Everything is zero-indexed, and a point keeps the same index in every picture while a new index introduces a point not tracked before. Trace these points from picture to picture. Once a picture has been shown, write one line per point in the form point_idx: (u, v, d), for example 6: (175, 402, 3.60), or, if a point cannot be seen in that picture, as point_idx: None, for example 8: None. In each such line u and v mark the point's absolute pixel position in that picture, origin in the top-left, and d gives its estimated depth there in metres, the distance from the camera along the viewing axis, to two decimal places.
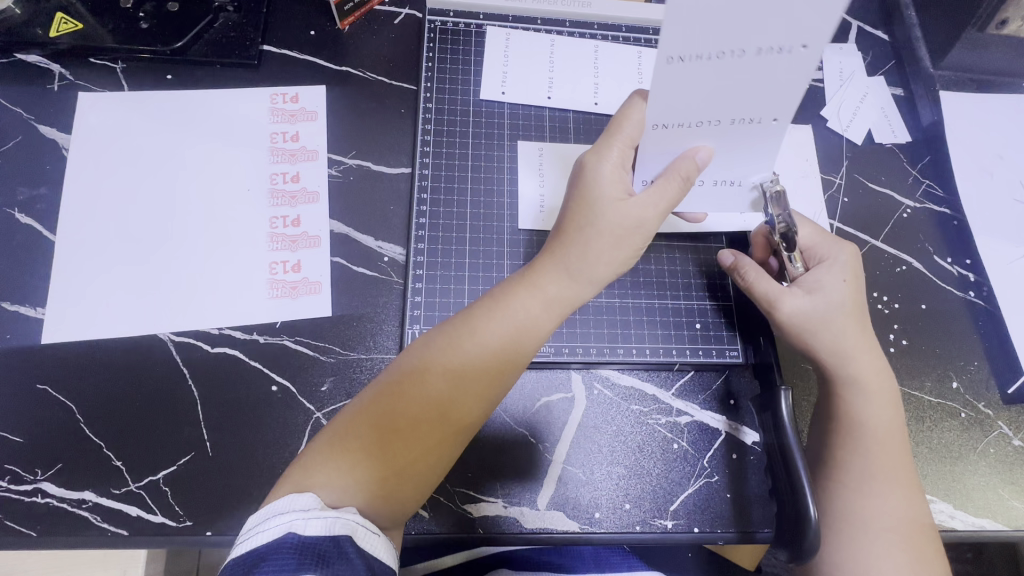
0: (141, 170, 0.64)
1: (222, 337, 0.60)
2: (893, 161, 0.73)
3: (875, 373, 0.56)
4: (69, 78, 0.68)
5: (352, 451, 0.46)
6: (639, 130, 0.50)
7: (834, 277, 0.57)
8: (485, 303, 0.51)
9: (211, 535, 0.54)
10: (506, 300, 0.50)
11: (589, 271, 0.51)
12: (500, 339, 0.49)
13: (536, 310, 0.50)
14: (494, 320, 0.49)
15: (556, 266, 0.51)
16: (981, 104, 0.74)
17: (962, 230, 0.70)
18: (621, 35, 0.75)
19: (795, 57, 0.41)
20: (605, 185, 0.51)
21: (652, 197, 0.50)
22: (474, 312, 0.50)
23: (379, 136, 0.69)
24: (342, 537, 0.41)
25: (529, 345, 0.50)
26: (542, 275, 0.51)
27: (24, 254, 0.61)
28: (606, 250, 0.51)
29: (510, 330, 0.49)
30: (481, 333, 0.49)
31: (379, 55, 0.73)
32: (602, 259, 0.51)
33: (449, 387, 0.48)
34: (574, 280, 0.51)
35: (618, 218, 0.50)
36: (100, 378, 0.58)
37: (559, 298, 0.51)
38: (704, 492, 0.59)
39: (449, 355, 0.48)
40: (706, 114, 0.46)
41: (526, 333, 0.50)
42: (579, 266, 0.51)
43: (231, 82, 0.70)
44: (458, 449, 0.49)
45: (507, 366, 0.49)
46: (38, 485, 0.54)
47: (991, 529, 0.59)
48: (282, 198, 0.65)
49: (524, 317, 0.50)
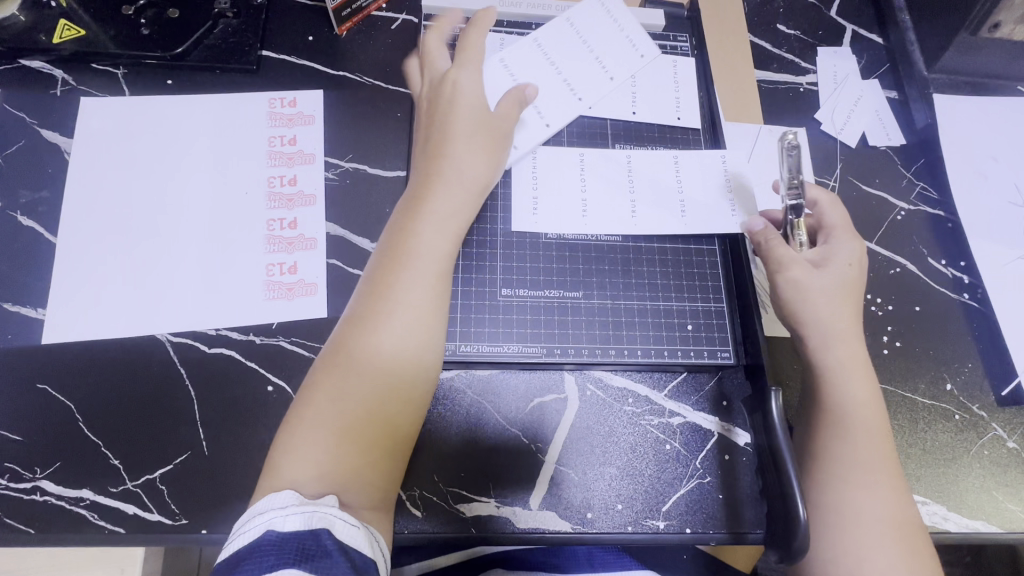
0: (141, 173, 0.65)
1: (219, 337, 0.61)
2: (888, 164, 0.74)
3: (856, 359, 0.57)
4: (71, 83, 0.70)
5: (322, 435, 0.47)
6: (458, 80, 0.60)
7: (841, 254, 0.60)
8: (388, 251, 0.54)
9: (206, 533, 0.54)
10: (408, 242, 0.54)
11: (463, 180, 0.57)
12: (416, 281, 0.52)
13: (439, 238, 0.54)
14: (409, 262, 0.53)
15: (438, 190, 0.56)
16: (976, 106, 0.74)
17: (956, 232, 0.70)
18: None
19: None
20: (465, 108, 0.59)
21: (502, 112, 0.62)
22: (387, 260, 0.53)
23: (375, 139, 0.70)
24: (321, 531, 0.41)
25: (444, 271, 0.54)
26: (434, 201, 0.55)
27: (26, 256, 0.62)
28: (465, 154, 0.57)
29: (421, 258, 0.53)
30: (397, 280, 0.52)
31: (376, 60, 0.74)
32: (481, 166, 0.58)
33: (379, 338, 0.50)
34: (466, 192, 0.57)
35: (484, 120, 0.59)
36: (98, 377, 0.59)
37: (452, 216, 0.56)
38: (696, 493, 0.59)
39: (375, 312, 0.51)
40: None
41: (439, 266, 0.54)
42: (454, 177, 0.57)
43: (230, 87, 0.71)
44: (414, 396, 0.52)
45: (431, 303, 0.52)
46: (37, 483, 0.55)
47: (985, 531, 0.59)
48: (279, 201, 0.66)
49: (429, 246, 0.54)
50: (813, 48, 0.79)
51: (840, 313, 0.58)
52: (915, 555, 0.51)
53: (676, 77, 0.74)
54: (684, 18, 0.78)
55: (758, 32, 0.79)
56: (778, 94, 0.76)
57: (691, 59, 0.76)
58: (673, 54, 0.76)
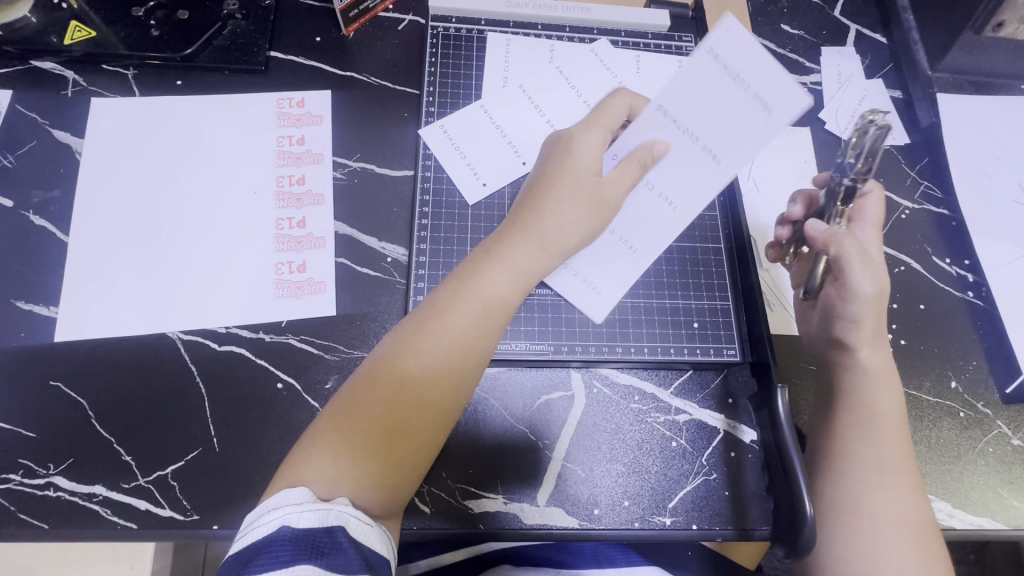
0: (152, 173, 0.66)
1: (229, 335, 0.61)
2: (892, 162, 0.74)
3: (882, 368, 0.57)
4: (82, 84, 0.70)
5: (333, 441, 0.47)
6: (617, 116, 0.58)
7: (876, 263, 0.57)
8: (452, 286, 0.52)
9: (217, 529, 0.55)
10: (473, 279, 0.52)
11: (548, 238, 0.54)
12: (472, 319, 0.50)
13: (504, 283, 0.52)
14: (465, 299, 0.51)
15: (521, 238, 0.54)
16: (979, 106, 0.74)
17: (960, 231, 0.71)
18: (621, 39, 0.77)
19: (762, 117, 0.51)
20: (585, 159, 0.56)
21: (618, 175, 0.55)
22: (443, 294, 0.52)
23: (382, 139, 0.70)
24: (335, 528, 0.42)
25: (499, 319, 0.52)
26: (513, 252, 0.53)
27: (38, 254, 0.63)
28: (557, 212, 0.54)
29: (480, 303, 0.51)
30: (452, 313, 0.50)
31: (383, 60, 0.74)
32: (563, 225, 0.54)
33: (420, 367, 0.49)
34: (546, 249, 0.54)
35: (592, 188, 0.55)
36: (110, 375, 0.59)
37: (523, 269, 0.53)
38: (703, 490, 0.59)
39: (422, 336, 0.49)
40: (686, 129, 0.56)
41: (496, 308, 0.51)
42: (544, 236, 0.54)
43: (239, 87, 0.72)
44: (438, 432, 0.50)
45: (477, 345, 0.50)
46: (50, 480, 0.56)
47: (990, 528, 0.59)
48: (288, 200, 0.66)
49: (493, 291, 0.51)
50: (817, 48, 0.79)
51: (878, 322, 0.56)
52: (926, 557, 0.52)
53: None
54: (689, 18, 0.79)
55: (763, 31, 0.80)
56: None
57: None
58: (678, 54, 0.77)
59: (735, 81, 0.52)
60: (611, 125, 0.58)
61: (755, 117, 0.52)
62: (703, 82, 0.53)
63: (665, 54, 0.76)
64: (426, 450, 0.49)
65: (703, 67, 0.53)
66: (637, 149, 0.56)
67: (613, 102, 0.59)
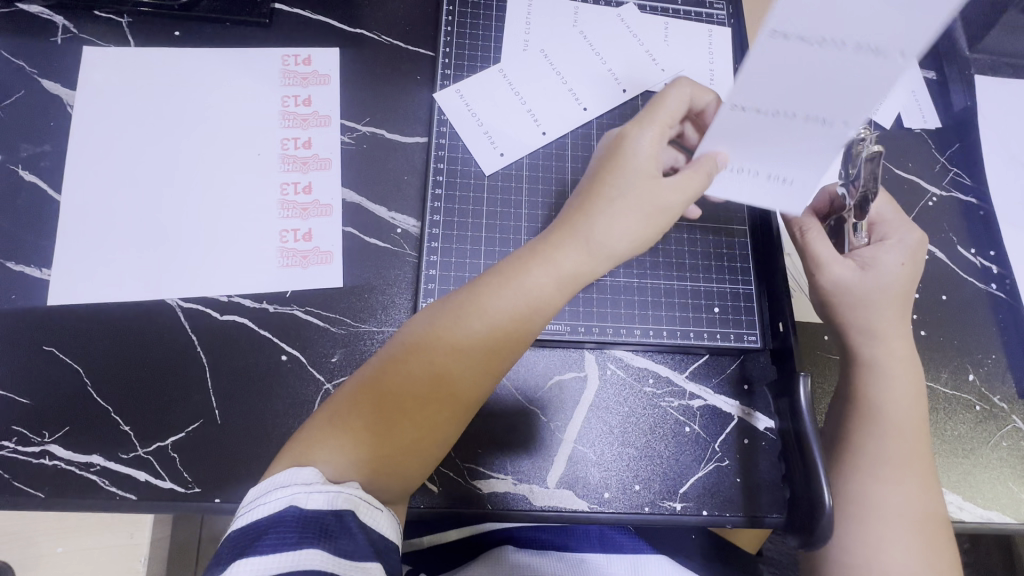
0: (152, 131, 0.62)
1: (231, 304, 0.59)
2: (924, 148, 0.71)
3: (898, 359, 0.55)
4: (73, 31, 0.66)
5: (354, 429, 0.45)
6: (673, 111, 0.52)
7: (891, 256, 0.56)
8: (494, 277, 0.50)
9: (219, 502, 0.53)
10: (518, 274, 0.49)
11: (604, 246, 0.50)
12: (511, 316, 0.48)
13: (548, 285, 0.49)
14: (504, 295, 0.48)
15: (568, 242, 0.50)
16: (1015, 92, 0.72)
17: (988, 221, 0.69)
18: (649, 4, 0.72)
19: (778, 46, 0.38)
20: (642, 159, 0.51)
21: (676, 183, 0.50)
22: (482, 286, 0.49)
23: (394, 103, 0.67)
24: (344, 512, 0.41)
25: (538, 322, 0.49)
26: (560, 255, 0.50)
27: (28, 212, 0.60)
28: (614, 223, 0.50)
29: (521, 304, 0.48)
30: (492, 309, 0.48)
31: (397, 18, 0.70)
32: (617, 237, 0.50)
33: (454, 362, 0.47)
34: (596, 262, 0.51)
35: (648, 194, 0.50)
36: (108, 340, 0.57)
37: (570, 272, 0.50)
38: (714, 476, 0.58)
39: (456, 329, 0.48)
40: (783, 108, 0.43)
41: (537, 309, 0.49)
42: (595, 238, 0.50)
43: (242, 41, 0.67)
44: (461, 427, 0.48)
45: (514, 342, 0.49)
46: (45, 448, 0.54)
47: (999, 521, 0.59)
48: (294, 164, 0.63)
49: (538, 293, 0.49)
50: None
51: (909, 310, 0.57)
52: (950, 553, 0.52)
53: (711, 48, 0.71)
54: None
55: None
56: None
57: (727, 29, 0.72)
58: (708, 22, 0.73)
59: (833, 53, 0.37)
60: (670, 124, 0.52)
61: (772, 52, 0.39)
62: (832, 29, 0.36)
63: (695, 22, 0.72)
64: (449, 440, 0.48)
65: (812, 94, 0.40)
66: (702, 157, 0.50)
67: (670, 96, 0.53)
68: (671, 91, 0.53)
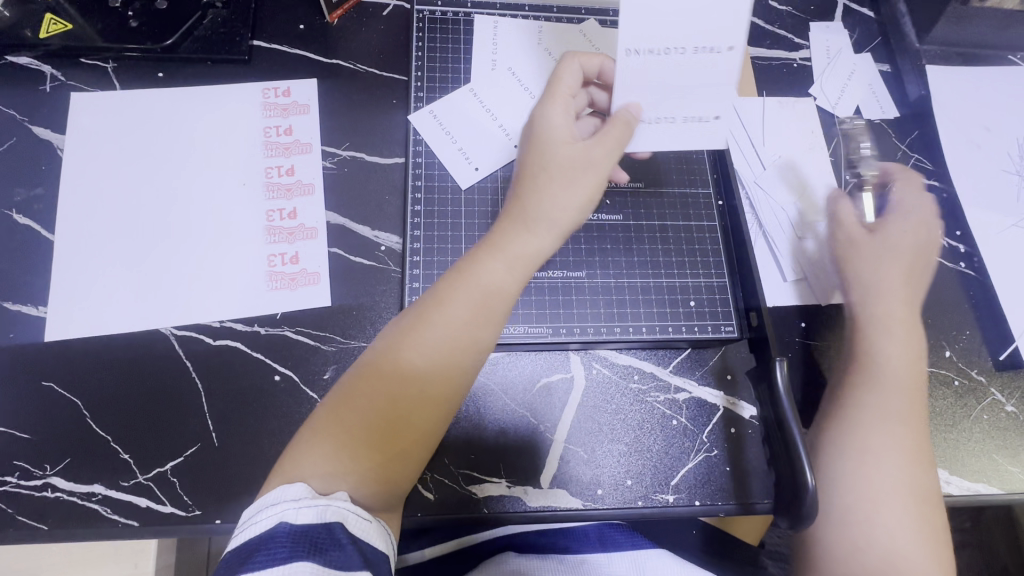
0: (140, 168, 0.65)
1: (223, 330, 0.60)
2: (884, 137, 0.74)
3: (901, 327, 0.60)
4: (60, 78, 0.69)
5: (332, 440, 0.47)
6: (568, 82, 0.57)
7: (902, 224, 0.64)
8: (450, 278, 0.52)
9: (219, 523, 0.54)
10: (470, 270, 0.51)
11: (546, 220, 0.52)
12: (469, 309, 0.50)
13: (499, 269, 0.51)
14: (460, 290, 0.50)
15: (512, 227, 0.52)
16: (966, 79, 0.75)
17: (951, 202, 0.71)
18: (610, 19, 0.76)
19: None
20: (555, 136, 0.54)
21: (595, 143, 0.53)
22: (440, 290, 0.51)
23: (371, 127, 0.70)
24: (334, 524, 0.42)
25: (499, 306, 0.51)
26: (505, 241, 0.52)
27: (23, 254, 0.62)
28: (551, 199, 0.52)
29: (477, 295, 0.50)
30: (450, 305, 0.50)
31: (370, 46, 0.73)
32: (559, 210, 0.52)
33: (420, 362, 0.49)
34: (546, 236, 0.52)
35: (568, 163, 0.53)
36: (105, 372, 0.58)
37: (517, 252, 0.52)
38: (704, 466, 0.59)
39: (419, 331, 0.49)
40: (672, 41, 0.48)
41: (493, 295, 0.51)
42: (535, 216, 0.52)
43: (223, 78, 0.70)
44: (442, 425, 0.50)
45: (477, 334, 0.50)
46: (48, 481, 0.55)
47: (986, 492, 0.60)
48: (278, 191, 0.65)
49: (490, 278, 0.51)
50: (805, 24, 0.78)
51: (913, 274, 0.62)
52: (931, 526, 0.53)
53: None
54: None
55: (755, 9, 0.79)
56: (772, 69, 0.76)
57: None
58: None
59: None
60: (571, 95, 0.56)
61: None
62: None
63: None
64: (430, 439, 0.49)
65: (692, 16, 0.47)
66: (614, 114, 0.53)
67: (565, 73, 0.57)
68: (562, 67, 0.57)
